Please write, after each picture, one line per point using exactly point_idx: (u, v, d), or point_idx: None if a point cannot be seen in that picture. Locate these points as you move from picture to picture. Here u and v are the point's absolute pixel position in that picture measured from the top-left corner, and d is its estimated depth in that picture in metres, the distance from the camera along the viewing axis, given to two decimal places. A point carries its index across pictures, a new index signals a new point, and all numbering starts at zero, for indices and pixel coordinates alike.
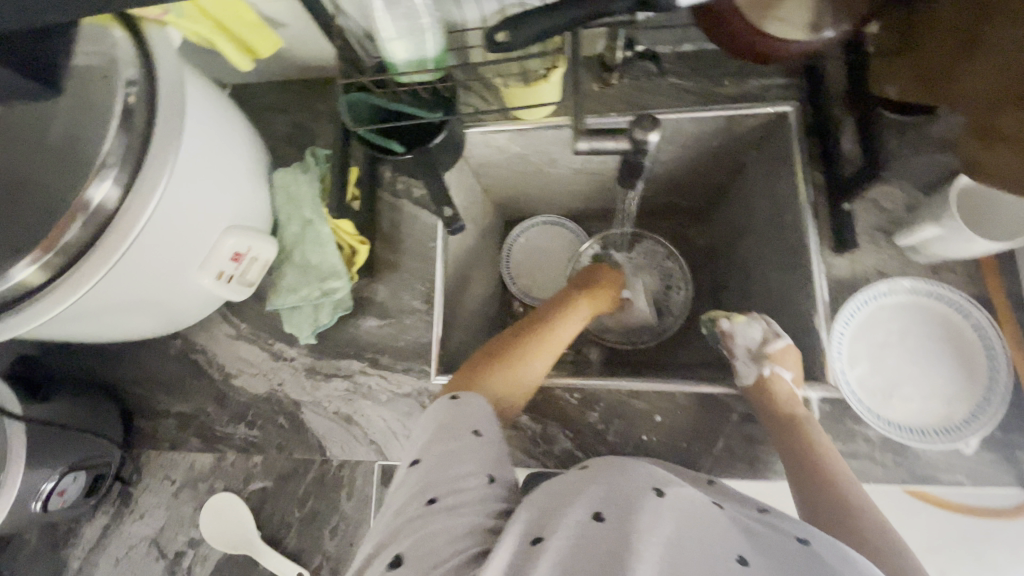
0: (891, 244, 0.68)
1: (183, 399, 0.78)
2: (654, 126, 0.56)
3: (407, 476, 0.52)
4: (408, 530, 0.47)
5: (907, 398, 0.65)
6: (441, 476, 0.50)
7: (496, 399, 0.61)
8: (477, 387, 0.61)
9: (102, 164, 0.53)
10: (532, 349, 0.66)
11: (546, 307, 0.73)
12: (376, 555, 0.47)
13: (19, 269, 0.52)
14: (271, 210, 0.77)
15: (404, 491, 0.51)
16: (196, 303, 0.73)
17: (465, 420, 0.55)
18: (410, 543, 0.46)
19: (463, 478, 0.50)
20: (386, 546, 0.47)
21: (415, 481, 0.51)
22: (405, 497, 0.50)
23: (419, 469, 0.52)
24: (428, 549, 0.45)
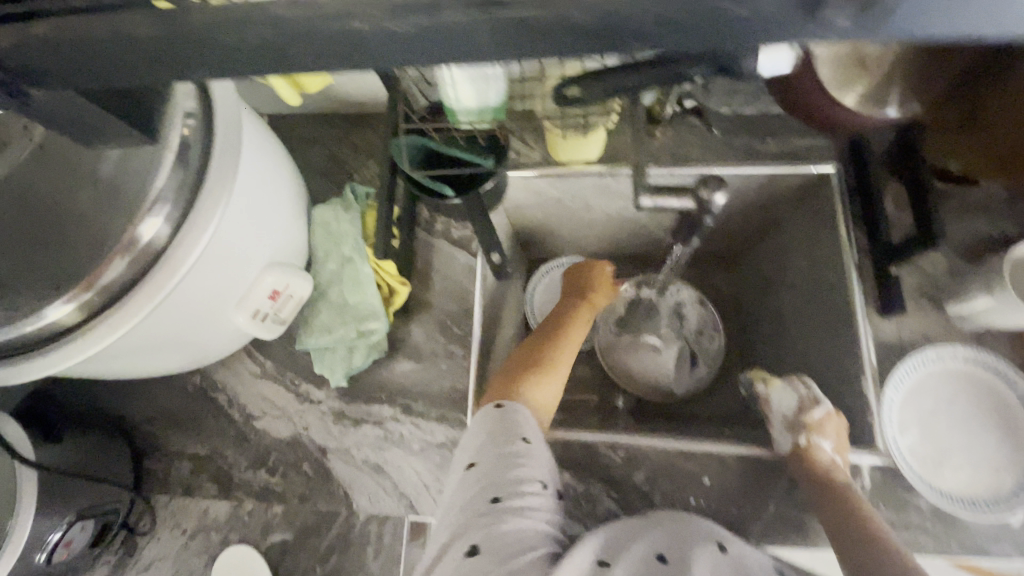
0: (937, 310, 0.68)
1: (198, 440, 0.74)
2: (719, 188, 0.57)
3: (463, 478, 0.53)
4: (474, 527, 0.49)
5: (958, 467, 0.64)
6: (503, 477, 0.51)
7: (539, 402, 0.61)
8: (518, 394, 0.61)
9: (155, 198, 0.51)
10: (553, 350, 0.66)
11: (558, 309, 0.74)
12: (449, 549, 0.49)
13: (54, 308, 0.49)
14: (309, 246, 0.75)
15: (465, 492, 0.52)
16: (226, 340, 0.69)
17: (513, 427, 0.56)
18: (483, 537, 0.47)
19: (524, 481, 0.51)
20: (452, 542, 0.49)
21: (474, 483, 0.52)
22: (468, 497, 0.51)
23: (475, 471, 0.53)
24: (497, 547, 0.47)
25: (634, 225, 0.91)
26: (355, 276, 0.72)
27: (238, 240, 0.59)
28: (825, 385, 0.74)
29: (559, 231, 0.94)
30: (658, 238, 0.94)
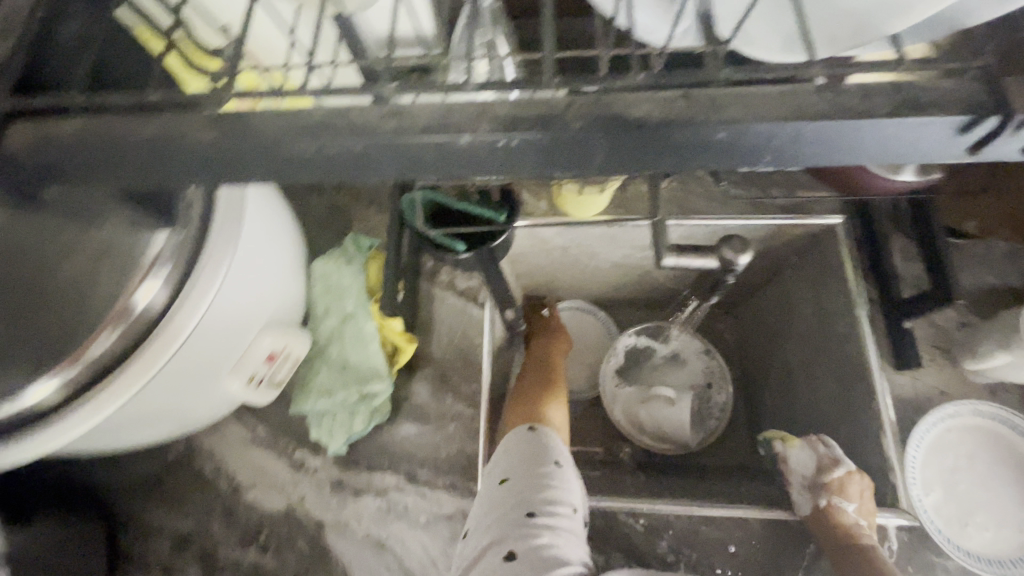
0: (951, 363, 0.68)
1: (182, 514, 0.67)
2: (743, 249, 0.56)
3: (495, 492, 0.55)
4: (509, 536, 0.50)
5: (983, 527, 0.63)
6: (538, 495, 0.53)
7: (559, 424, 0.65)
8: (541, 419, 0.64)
9: (156, 258, 0.47)
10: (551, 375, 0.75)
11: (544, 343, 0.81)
12: (485, 554, 0.50)
13: (36, 386, 0.45)
14: (308, 302, 0.71)
15: (497, 506, 0.54)
16: (218, 406, 0.64)
17: (546, 450, 0.59)
18: (520, 546, 0.49)
19: (558, 502, 0.53)
20: (490, 546, 0.51)
21: (509, 495, 0.54)
22: (503, 510, 0.53)
23: (509, 485, 0.55)
24: (532, 556, 0.48)
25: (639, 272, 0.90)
26: (356, 334, 0.68)
27: (242, 301, 0.56)
28: (841, 439, 0.73)
29: (562, 278, 0.92)
30: (662, 285, 0.93)
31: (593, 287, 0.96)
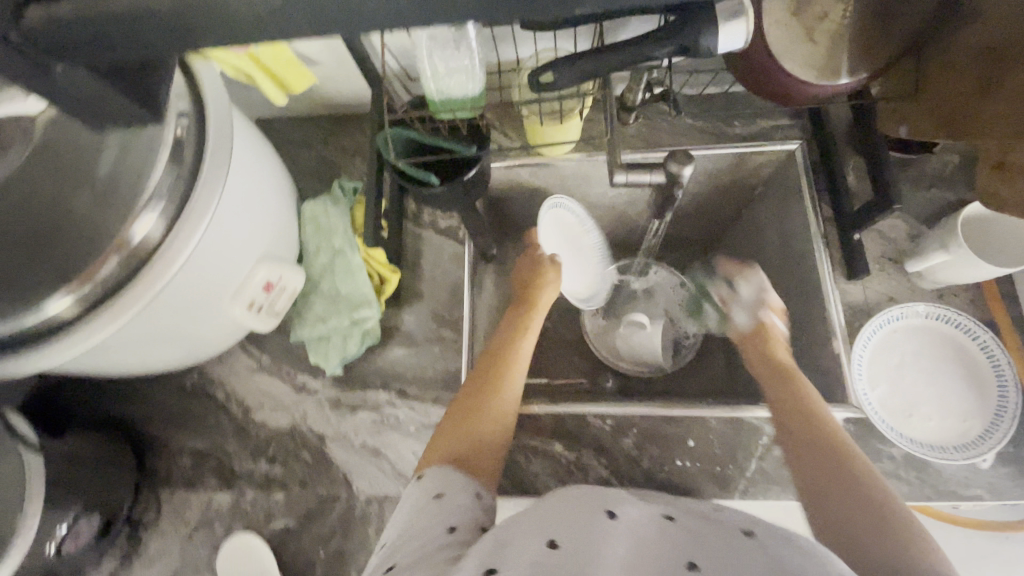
0: (899, 271, 0.73)
1: (199, 435, 0.75)
2: (688, 161, 0.59)
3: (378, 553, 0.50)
4: None
5: (927, 416, 0.68)
6: (402, 543, 0.47)
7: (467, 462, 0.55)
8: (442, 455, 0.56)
9: (151, 193, 0.53)
10: (492, 379, 0.64)
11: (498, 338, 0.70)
12: None
13: (55, 302, 0.52)
14: (300, 240, 0.77)
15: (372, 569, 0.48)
16: (223, 334, 0.71)
17: (428, 489, 0.52)
18: None
19: (421, 540, 0.46)
20: None
21: (381, 559, 0.48)
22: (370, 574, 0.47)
23: (386, 547, 0.48)
24: None
25: (614, 211, 0.94)
26: (345, 267, 0.75)
27: (233, 234, 0.62)
28: (800, 350, 0.78)
29: None
30: (640, 224, 0.97)
31: None
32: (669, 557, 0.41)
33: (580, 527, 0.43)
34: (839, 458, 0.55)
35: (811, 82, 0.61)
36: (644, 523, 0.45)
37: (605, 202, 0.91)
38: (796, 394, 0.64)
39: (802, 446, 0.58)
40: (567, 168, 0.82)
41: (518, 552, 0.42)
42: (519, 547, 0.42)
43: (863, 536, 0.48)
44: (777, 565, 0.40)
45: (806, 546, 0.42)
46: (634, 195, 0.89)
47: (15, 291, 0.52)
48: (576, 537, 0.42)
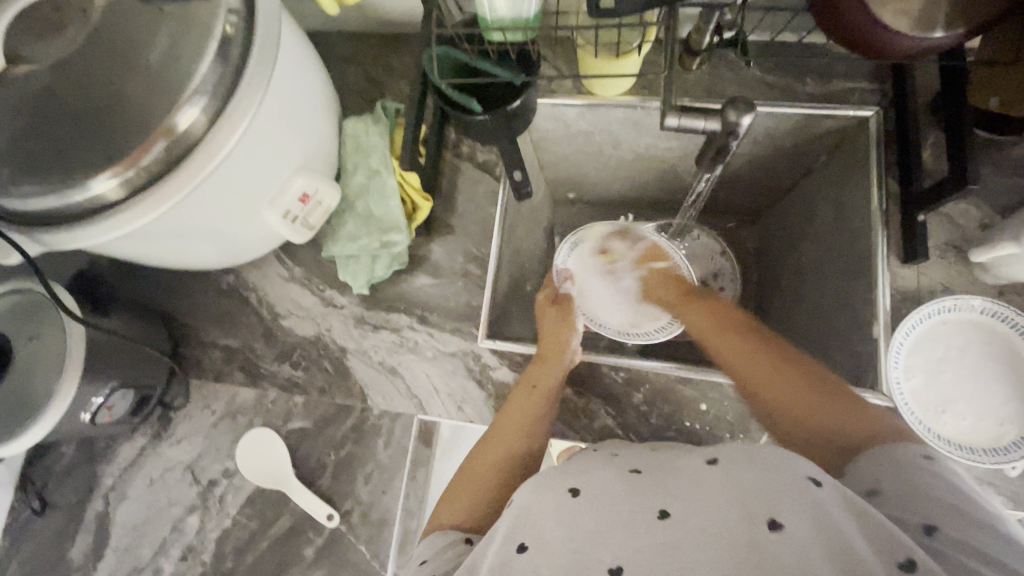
0: (960, 260, 0.68)
1: (230, 333, 0.79)
2: (748, 110, 0.55)
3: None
4: None
5: (961, 415, 0.64)
6: None
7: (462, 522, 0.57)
8: (444, 515, 0.58)
9: (196, 86, 0.54)
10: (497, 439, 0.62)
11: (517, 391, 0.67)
12: None
13: (101, 181, 0.54)
14: (339, 157, 0.77)
15: None
16: (257, 238, 0.73)
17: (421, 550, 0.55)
18: None
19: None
20: None
21: None
22: None
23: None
24: None
25: (661, 165, 0.90)
26: (380, 188, 0.75)
27: (273, 138, 0.62)
28: (836, 331, 0.74)
29: (586, 169, 0.93)
30: (686, 182, 0.92)
31: (616, 182, 0.96)
32: (631, 522, 0.46)
33: (545, 515, 0.49)
34: (770, 366, 0.61)
35: (905, 32, 0.57)
36: (603, 487, 0.50)
37: (652, 154, 0.87)
38: (722, 334, 0.68)
39: (737, 373, 0.63)
40: (618, 112, 0.78)
41: (496, 550, 0.48)
42: (496, 549, 0.48)
43: (835, 432, 0.54)
44: (740, 491, 0.45)
45: (767, 460, 0.48)
46: (685, 149, 0.84)
47: (65, 166, 0.54)
48: (541, 532, 0.47)
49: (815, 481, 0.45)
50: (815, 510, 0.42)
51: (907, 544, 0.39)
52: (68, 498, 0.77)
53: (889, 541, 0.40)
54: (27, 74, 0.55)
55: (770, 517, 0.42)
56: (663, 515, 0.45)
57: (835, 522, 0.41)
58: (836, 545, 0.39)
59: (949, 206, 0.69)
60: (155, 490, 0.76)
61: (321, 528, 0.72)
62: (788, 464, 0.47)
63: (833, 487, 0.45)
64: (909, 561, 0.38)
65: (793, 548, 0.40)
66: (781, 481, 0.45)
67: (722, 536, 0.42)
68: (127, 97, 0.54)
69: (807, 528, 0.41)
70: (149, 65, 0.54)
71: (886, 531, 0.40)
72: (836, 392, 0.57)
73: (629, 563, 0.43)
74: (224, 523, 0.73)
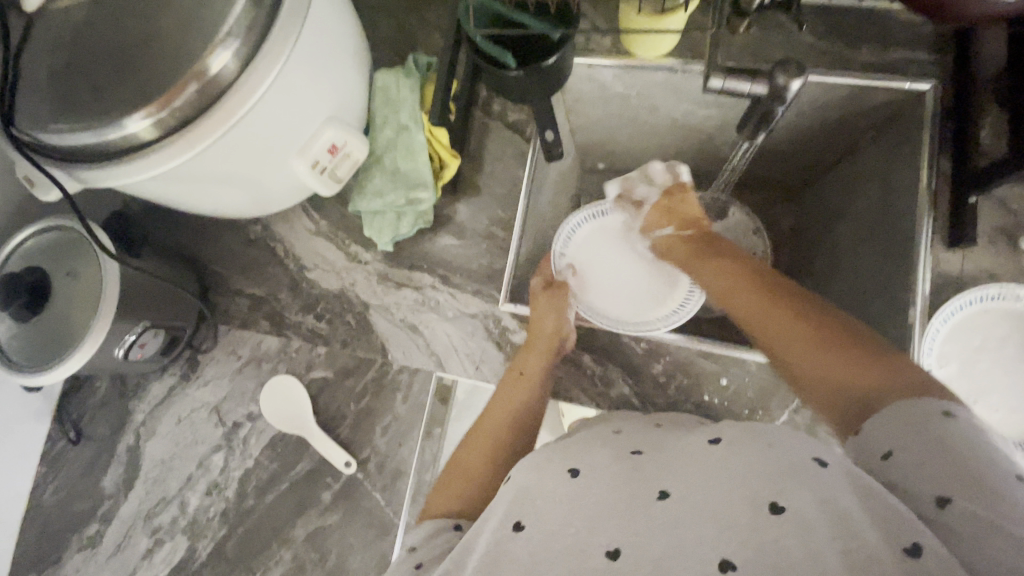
0: (1011, 248, 0.65)
1: (257, 282, 0.81)
2: (799, 74, 0.52)
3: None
4: None
5: (992, 407, 0.63)
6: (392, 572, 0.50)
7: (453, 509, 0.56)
8: (438, 501, 0.58)
9: (229, 29, 0.53)
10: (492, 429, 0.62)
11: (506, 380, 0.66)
12: None
13: (134, 121, 0.54)
14: (368, 110, 0.76)
15: None
16: (286, 188, 0.73)
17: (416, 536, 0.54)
18: None
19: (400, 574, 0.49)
20: None
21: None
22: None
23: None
24: None
25: (698, 134, 0.86)
26: (409, 143, 0.74)
27: (303, 86, 0.61)
28: (868, 315, 0.72)
29: (618, 135, 0.90)
30: (722, 152, 0.89)
31: (649, 150, 0.93)
32: (629, 505, 0.46)
33: (546, 496, 0.49)
34: (773, 310, 0.56)
35: None
36: (602, 468, 0.50)
37: (689, 122, 0.84)
38: (697, 262, 0.70)
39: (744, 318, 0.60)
40: (656, 75, 0.75)
41: (493, 530, 0.48)
42: (491, 530, 0.48)
43: (836, 373, 0.49)
44: (740, 469, 0.45)
45: (771, 439, 0.46)
46: (725, 118, 0.81)
47: (100, 105, 0.55)
48: (538, 510, 0.48)
49: (821, 461, 0.43)
50: (821, 489, 0.40)
51: (915, 526, 0.37)
52: (102, 431, 0.81)
53: (902, 525, 0.37)
54: (66, 10, 0.56)
55: (774, 500, 0.41)
56: (662, 497, 0.45)
57: (841, 504, 0.39)
58: (837, 526, 0.38)
59: (1003, 190, 0.66)
60: (182, 429, 0.79)
61: (338, 474, 0.74)
62: (797, 443, 0.45)
63: (842, 466, 0.42)
64: (916, 545, 0.36)
65: (793, 533, 0.39)
66: (788, 462, 0.43)
67: (724, 518, 0.42)
68: (162, 37, 0.53)
69: (813, 509, 0.39)
70: (183, 5, 0.54)
71: (900, 516, 0.37)
72: (851, 337, 0.50)
73: (626, 545, 0.43)
74: (247, 464, 0.76)
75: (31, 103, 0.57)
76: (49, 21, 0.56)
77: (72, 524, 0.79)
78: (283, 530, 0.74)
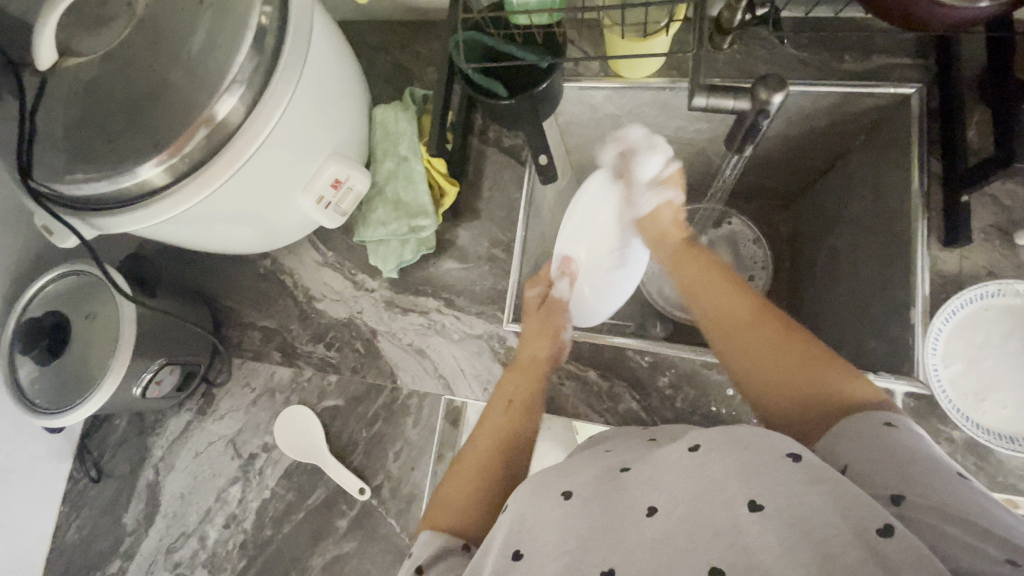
0: (1007, 244, 0.65)
1: (267, 314, 0.83)
2: (779, 87, 0.53)
3: None
4: None
5: (1001, 404, 0.62)
6: None
7: (456, 524, 0.55)
8: (443, 520, 0.56)
9: (233, 78, 0.56)
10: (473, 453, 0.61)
11: (495, 408, 0.66)
12: None
13: (147, 168, 0.57)
14: (369, 144, 0.79)
15: None
16: (292, 222, 0.76)
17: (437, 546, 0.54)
18: None
19: None
20: None
21: None
22: None
23: None
24: None
25: (692, 148, 0.88)
26: (409, 173, 0.76)
27: (306, 125, 0.64)
28: (871, 317, 0.72)
29: None
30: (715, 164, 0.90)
31: None
32: (621, 523, 0.47)
33: (541, 519, 0.49)
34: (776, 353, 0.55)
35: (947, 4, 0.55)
36: (592, 490, 0.51)
37: (682, 136, 0.86)
38: (682, 257, 0.71)
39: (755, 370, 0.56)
40: (645, 94, 0.77)
41: (493, 558, 0.48)
42: (493, 559, 0.48)
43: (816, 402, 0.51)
44: (721, 473, 0.45)
45: (744, 438, 0.46)
46: (715, 130, 0.82)
47: (114, 155, 0.58)
48: (537, 537, 0.48)
49: (793, 457, 0.43)
50: (797, 490, 0.41)
51: (882, 510, 0.38)
52: (122, 468, 0.82)
53: (868, 512, 0.38)
54: (78, 67, 0.59)
55: (752, 500, 0.42)
56: (652, 513, 0.46)
57: (809, 500, 0.40)
58: (814, 526, 0.39)
59: (995, 187, 0.67)
60: (200, 462, 0.80)
61: (353, 501, 0.75)
62: (765, 438, 0.45)
63: (812, 460, 0.43)
64: (887, 527, 0.37)
65: (771, 532, 0.40)
66: (758, 461, 0.44)
67: (712, 524, 0.42)
68: (171, 88, 0.57)
69: (785, 507, 0.41)
70: (192, 56, 0.57)
71: (863, 501, 0.39)
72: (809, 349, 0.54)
73: (620, 565, 0.44)
74: (264, 494, 0.77)
75: (48, 156, 0.60)
76: (63, 79, 0.60)
77: (97, 561, 0.80)
78: (301, 559, 0.75)
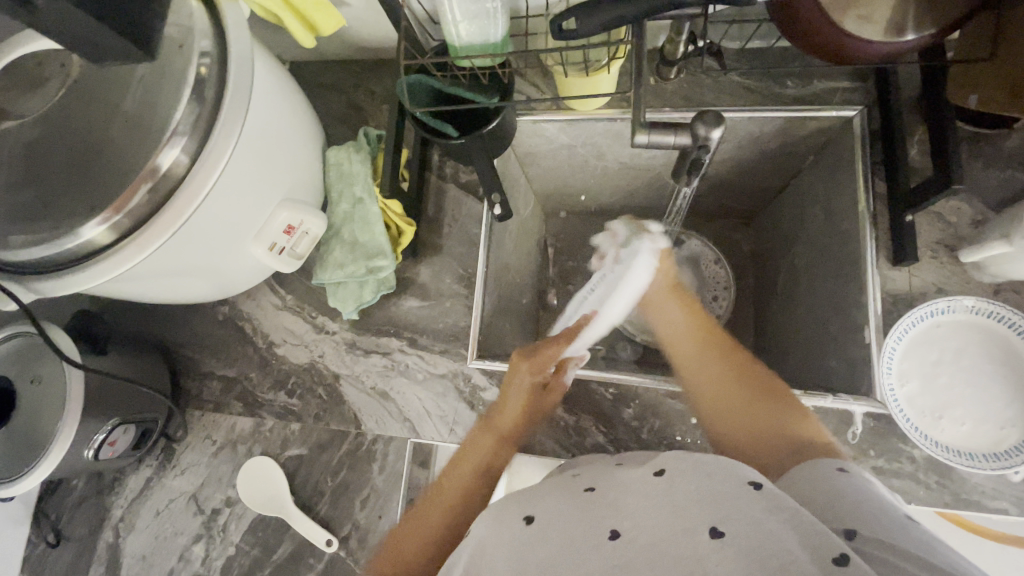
0: (953, 261, 0.66)
1: (227, 363, 0.81)
2: (716, 123, 0.55)
3: None
4: None
5: (959, 420, 0.62)
6: None
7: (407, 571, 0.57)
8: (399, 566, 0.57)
9: (173, 131, 0.55)
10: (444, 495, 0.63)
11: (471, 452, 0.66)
12: None
13: (88, 227, 0.56)
14: (324, 186, 0.78)
15: None
16: (247, 269, 0.74)
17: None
18: None
19: None
20: None
21: None
22: None
23: None
24: None
25: (649, 173, 0.89)
26: (365, 215, 0.76)
27: (255, 170, 0.64)
28: (829, 336, 0.73)
29: (573, 181, 0.93)
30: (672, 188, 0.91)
31: (607, 190, 0.95)
32: (581, 544, 0.45)
33: (502, 547, 0.47)
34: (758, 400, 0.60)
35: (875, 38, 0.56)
36: (555, 512, 0.49)
37: (638, 162, 0.86)
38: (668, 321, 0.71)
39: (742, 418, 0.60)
40: (598, 125, 0.78)
41: None
42: None
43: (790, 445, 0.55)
44: (684, 503, 0.46)
45: (712, 469, 0.48)
46: (669, 156, 0.83)
47: (54, 216, 0.56)
48: (493, 563, 0.46)
49: (755, 485, 0.45)
50: (753, 514, 0.42)
51: (837, 540, 0.38)
52: (80, 531, 0.79)
53: (824, 540, 0.38)
54: (10, 130, 0.58)
55: (713, 526, 0.42)
56: (614, 537, 0.45)
57: (768, 523, 0.41)
58: (771, 548, 0.39)
59: (939, 204, 0.68)
60: (160, 521, 0.77)
61: (321, 554, 0.73)
62: (730, 470, 0.47)
63: (772, 490, 0.44)
64: (843, 556, 0.37)
65: (728, 557, 0.40)
66: (722, 490, 0.45)
67: (669, 552, 0.42)
68: (110, 146, 0.55)
69: (748, 533, 0.41)
70: (129, 112, 0.56)
71: (821, 531, 0.39)
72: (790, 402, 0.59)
73: None
74: (229, 551, 0.75)
75: None
76: None
77: None
78: None
